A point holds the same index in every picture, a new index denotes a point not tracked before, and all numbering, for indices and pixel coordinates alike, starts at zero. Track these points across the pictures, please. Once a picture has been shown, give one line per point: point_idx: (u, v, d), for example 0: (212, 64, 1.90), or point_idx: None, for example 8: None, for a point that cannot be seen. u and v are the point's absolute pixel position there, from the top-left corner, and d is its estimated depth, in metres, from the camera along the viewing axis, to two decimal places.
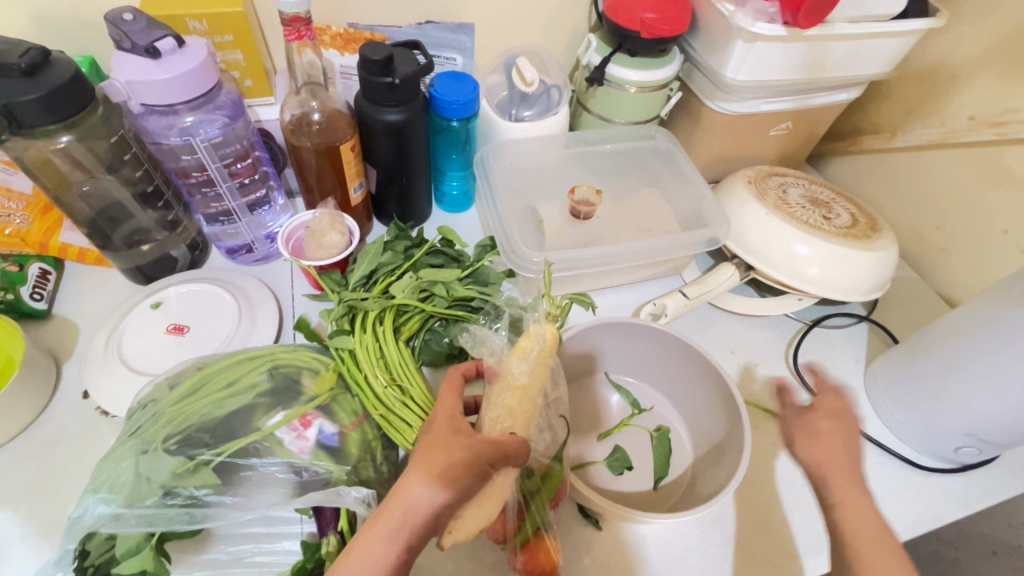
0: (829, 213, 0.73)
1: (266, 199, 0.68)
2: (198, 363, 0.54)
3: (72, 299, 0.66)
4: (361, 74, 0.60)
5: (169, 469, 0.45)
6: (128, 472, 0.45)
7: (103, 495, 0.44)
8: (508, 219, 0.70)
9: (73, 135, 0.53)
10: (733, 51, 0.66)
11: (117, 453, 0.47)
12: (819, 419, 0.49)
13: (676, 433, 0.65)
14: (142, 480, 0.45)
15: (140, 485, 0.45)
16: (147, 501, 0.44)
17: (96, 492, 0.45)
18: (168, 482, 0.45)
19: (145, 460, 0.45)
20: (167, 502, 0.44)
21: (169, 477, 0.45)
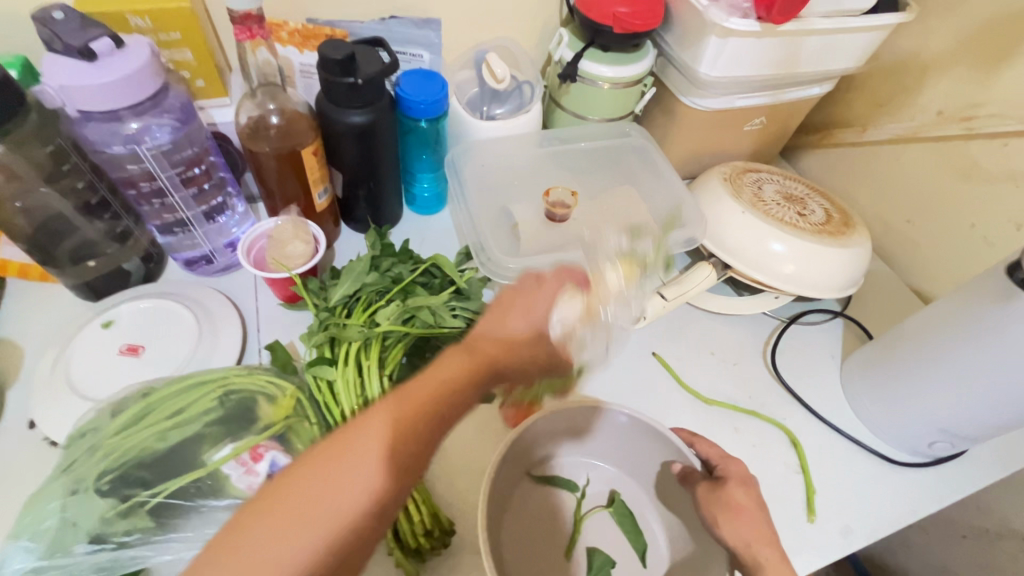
0: (804, 208, 0.73)
1: (224, 206, 0.64)
2: (144, 389, 0.50)
3: (15, 318, 0.62)
4: (321, 73, 0.57)
5: (98, 514, 0.43)
6: (54, 516, 0.43)
7: (25, 543, 0.43)
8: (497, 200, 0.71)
9: (3, 145, 0.49)
10: (707, 47, 0.65)
11: (45, 492, 0.44)
12: (734, 490, 0.49)
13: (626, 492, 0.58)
14: (68, 526, 0.43)
15: (67, 531, 0.43)
16: (74, 549, 0.42)
17: (20, 537, 0.43)
18: (96, 529, 0.43)
19: (72, 503, 0.43)
20: (97, 549, 0.43)
21: (98, 523, 0.43)
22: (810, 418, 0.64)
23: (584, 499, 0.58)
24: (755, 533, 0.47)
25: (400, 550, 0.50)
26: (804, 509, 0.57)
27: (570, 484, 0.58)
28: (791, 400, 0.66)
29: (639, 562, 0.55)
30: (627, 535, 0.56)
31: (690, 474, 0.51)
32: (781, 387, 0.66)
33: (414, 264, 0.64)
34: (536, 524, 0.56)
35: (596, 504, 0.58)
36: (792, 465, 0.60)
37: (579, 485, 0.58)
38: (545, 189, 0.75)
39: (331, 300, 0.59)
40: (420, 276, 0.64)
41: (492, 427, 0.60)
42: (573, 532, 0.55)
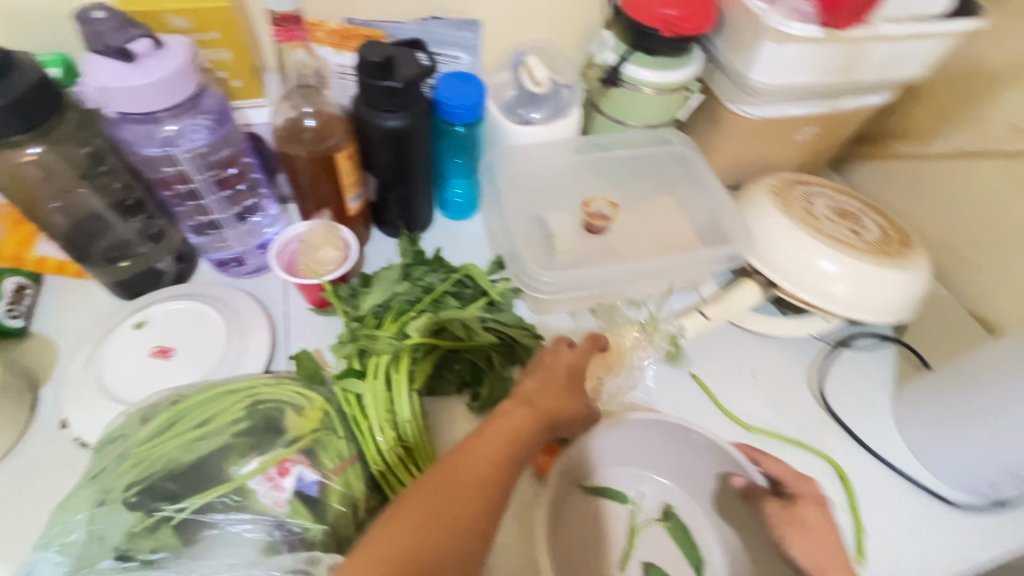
0: (858, 226, 0.69)
1: (256, 208, 0.64)
2: (174, 397, 0.51)
3: (52, 315, 0.62)
4: (360, 76, 0.55)
5: (125, 529, 0.43)
6: (81, 528, 0.43)
7: (52, 555, 0.43)
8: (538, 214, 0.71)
9: (44, 144, 0.48)
10: (762, 54, 0.61)
11: (75, 501, 0.45)
12: (806, 511, 0.50)
13: (680, 507, 0.56)
14: (95, 540, 0.43)
15: (94, 545, 0.43)
16: (98, 565, 0.42)
17: (49, 547, 0.43)
18: (122, 544, 0.42)
19: (100, 514, 0.43)
20: (120, 566, 0.42)
21: (123, 537, 0.42)
22: (860, 451, 0.61)
23: (637, 511, 0.56)
24: (823, 556, 0.48)
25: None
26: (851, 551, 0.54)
27: (620, 496, 0.56)
28: (838, 430, 0.62)
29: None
30: (683, 549, 0.54)
31: (754, 490, 0.52)
32: (828, 416, 0.63)
33: (446, 272, 0.62)
34: (584, 539, 0.54)
35: (650, 517, 0.56)
36: (839, 501, 0.57)
37: (630, 496, 0.57)
38: (584, 199, 0.73)
39: (362, 308, 0.58)
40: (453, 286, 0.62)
41: None
42: (627, 547, 0.54)
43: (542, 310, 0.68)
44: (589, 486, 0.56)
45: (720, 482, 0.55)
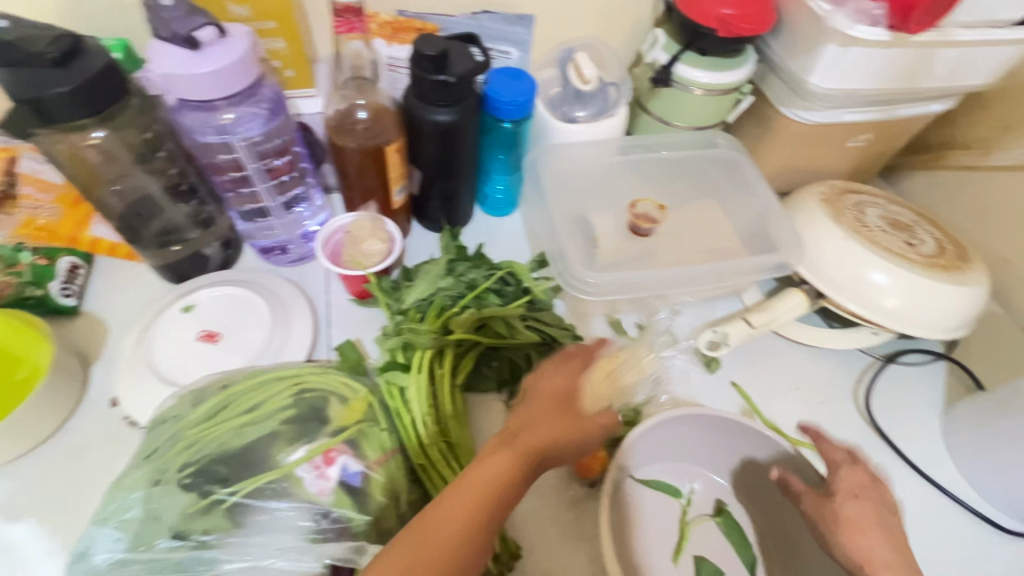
0: (913, 238, 0.66)
1: (303, 196, 0.64)
2: (222, 380, 0.52)
3: (102, 294, 0.64)
4: (413, 69, 0.55)
5: (180, 509, 0.44)
6: (137, 507, 0.45)
7: (108, 532, 0.44)
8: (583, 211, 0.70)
9: (108, 129, 0.49)
10: (822, 56, 0.59)
11: (129, 480, 0.47)
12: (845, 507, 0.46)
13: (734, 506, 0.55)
14: (151, 519, 0.44)
15: (150, 525, 0.44)
16: (154, 544, 0.43)
17: (104, 525, 0.45)
18: (177, 524, 0.44)
19: (155, 494, 0.45)
20: (175, 545, 0.44)
21: (178, 518, 0.44)
22: (906, 470, 0.59)
23: (689, 506, 0.55)
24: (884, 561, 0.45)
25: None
26: None
27: (672, 489, 0.55)
28: (885, 448, 0.60)
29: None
30: (737, 547, 0.53)
31: (810, 491, 0.50)
32: (873, 432, 0.61)
33: (489, 269, 0.62)
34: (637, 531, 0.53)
35: (702, 512, 0.55)
36: None
37: (683, 491, 0.55)
38: (631, 201, 0.72)
39: (406, 302, 0.58)
40: (495, 283, 0.62)
41: None
42: (679, 539, 0.53)
43: (581, 311, 0.67)
44: (642, 478, 0.55)
45: (767, 490, 0.54)
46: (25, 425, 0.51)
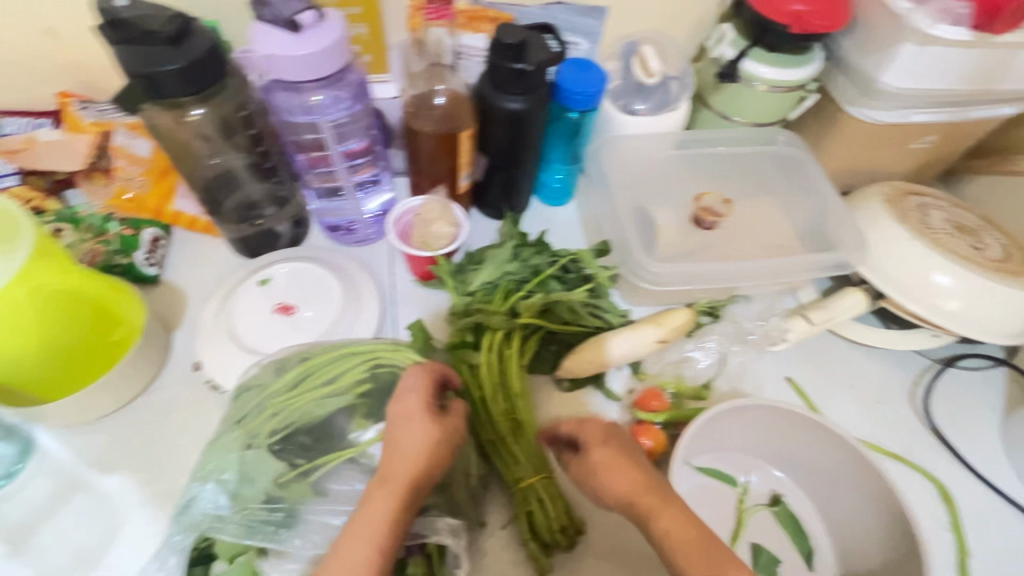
0: (978, 242, 0.65)
1: (374, 178, 0.66)
2: (301, 353, 0.54)
3: (180, 265, 0.67)
4: (491, 56, 0.56)
5: (271, 474, 0.47)
6: (233, 467, 0.47)
7: (209, 489, 0.46)
8: (643, 203, 0.71)
9: (205, 107, 0.51)
10: (899, 56, 0.60)
11: (223, 442, 0.49)
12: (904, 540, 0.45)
13: (792, 497, 0.57)
14: (246, 480, 0.47)
15: (245, 485, 0.46)
16: (251, 506, 0.46)
17: (204, 482, 0.47)
18: (269, 489, 0.46)
19: (249, 459, 0.47)
20: (269, 509, 0.46)
21: (271, 483, 0.46)
22: (964, 473, 0.59)
23: (746, 495, 0.56)
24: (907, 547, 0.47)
25: (535, 542, 0.51)
26: (954, 571, 0.53)
27: (731, 478, 0.57)
28: (942, 450, 0.60)
29: (806, 565, 0.53)
30: (792, 533, 0.55)
31: (872, 485, 0.51)
32: (931, 434, 0.61)
33: (552, 255, 0.63)
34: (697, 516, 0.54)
35: (759, 502, 0.56)
36: (941, 521, 0.56)
37: (740, 481, 0.57)
38: (695, 195, 0.73)
39: (472, 285, 0.60)
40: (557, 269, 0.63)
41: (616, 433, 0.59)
42: (736, 526, 0.54)
43: (637, 300, 0.68)
44: (697, 464, 0.57)
45: (826, 483, 0.55)
46: (119, 383, 0.54)
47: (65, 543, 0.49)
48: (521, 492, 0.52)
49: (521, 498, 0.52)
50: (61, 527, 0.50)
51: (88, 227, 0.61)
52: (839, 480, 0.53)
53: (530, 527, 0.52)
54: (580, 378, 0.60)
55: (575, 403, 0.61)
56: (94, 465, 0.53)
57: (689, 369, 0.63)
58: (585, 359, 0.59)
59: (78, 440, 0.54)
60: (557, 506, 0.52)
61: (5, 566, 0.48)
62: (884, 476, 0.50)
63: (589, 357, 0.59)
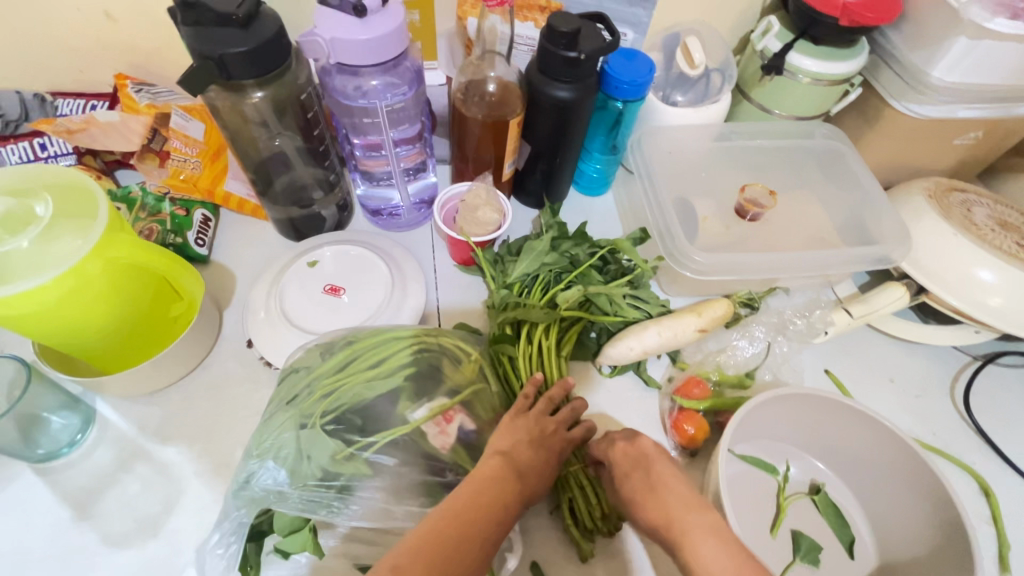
0: (1023, 238, 0.65)
1: (423, 165, 0.68)
2: (348, 335, 0.54)
3: (228, 247, 0.69)
4: (544, 44, 0.56)
5: (329, 452, 0.45)
6: (289, 445, 0.45)
7: (268, 466, 0.44)
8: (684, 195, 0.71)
9: (266, 91, 0.52)
10: (952, 48, 0.61)
11: (276, 422, 0.47)
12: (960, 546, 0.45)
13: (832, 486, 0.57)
14: (302, 458, 0.45)
15: (302, 462, 0.45)
16: (308, 484, 0.44)
17: (263, 460, 0.45)
18: (327, 466, 0.45)
19: (306, 437, 0.45)
20: (325, 486, 0.44)
21: (328, 460, 0.45)
22: (1004, 469, 0.59)
23: (786, 484, 0.57)
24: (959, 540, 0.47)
25: (576, 528, 0.51)
26: (995, 564, 0.54)
27: (772, 466, 0.57)
28: (982, 445, 0.61)
29: (846, 554, 0.54)
30: (832, 523, 0.55)
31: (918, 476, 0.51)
32: (970, 429, 0.61)
33: (590, 246, 0.64)
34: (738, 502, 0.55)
35: (799, 490, 0.57)
36: (981, 515, 0.56)
37: (781, 469, 0.58)
38: (739, 187, 0.72)
39: (511, 277, 0.61)
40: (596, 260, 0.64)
41: (655, 420, 0.60)
42: (777, 513, 0.55)
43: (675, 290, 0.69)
44: (738, 453, 0.57)
45: (867, 472, 0.56)
46: (177, 358, 0.55)
47: (128, 509, 0.51)
48: (562, 477, 0.53)
49: (562, 484, 0.53)
50: (124, 494, 0.51)
51: (143, 207, 0.63)
52: (881, 469, 0.54)
53: (571, 513, 0.52)
54: (618, 367, 0.61)
55: (615, 390, 0.62)
56: (153, 437, 0.55)
57: (728, 360, 0.64)
58: (625, 348, 0.59)
59: (137, 412, 0.56)
60: (597, 492, 0.52)
61: (72, 529, 0.50)
62: (930, 468, 0.50)
63: (630, 346, 0.59)
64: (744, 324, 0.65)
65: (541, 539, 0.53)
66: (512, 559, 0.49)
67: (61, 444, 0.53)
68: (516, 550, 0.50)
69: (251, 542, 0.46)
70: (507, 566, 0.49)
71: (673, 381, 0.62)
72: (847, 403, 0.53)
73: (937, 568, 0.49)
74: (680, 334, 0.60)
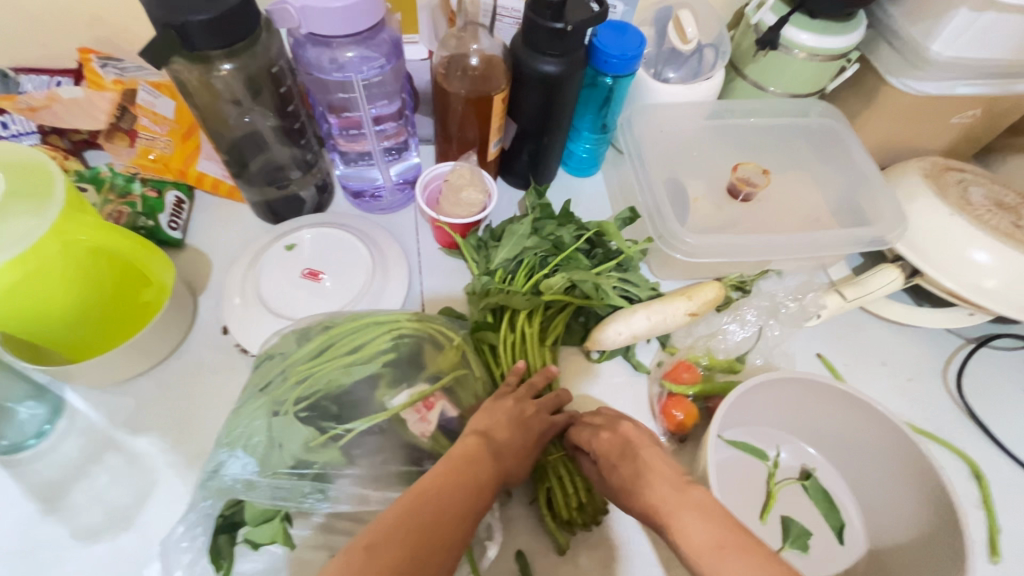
0: (1020, 219, 0.64)
1: (405, 145, 0.66)
2: (326, 320, 0.53)
3: (202, 230, 0.66)
4: (528, 14, 0.54)
5: (303, 440, 0.43)
6: (260, 434, 0.43)
7: (238, 455, 0.43)
8: (676, 176, 0.69)
9: (235, 63, 0.50)
10: (951, 22, 0.58)
11: (248, 410, 0.45)
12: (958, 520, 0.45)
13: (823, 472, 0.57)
14: (274, 446, 0.43)
15: (273, 451, 0.43)
16: (279, 472, 0.42)
17: (232, 449, 0.43)
18: (299, 454, 0.43)
19: (277, 424, 0.44)
20: (298, 475, 0.42)
21: (301, 448, 0.43)
22: (995, 452, 0.59)
23: (776, 469, 0.56)
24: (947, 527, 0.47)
25: (552, 518, 0.50)
26: (985, 548, 0.53)
27: (761, 452, 0.56)
28: (974, 429, 0.60)
29: (836, 539, 0.53)
30: (822, 510, 0.54)
31: (910, 460, 0.50)
32: (963, 413, 0.61)
33: (576, 228, 0.61)
34: (727, 487, 0.54)
35: (789, 476, 0.56)
36: (972, 499, 0.56)
37: (770, 456, 0.57)
38: (732, 167, 0.71)
39: (494, 263, 0.59)
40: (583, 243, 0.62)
41: (643, 405, 0.59)
42: (767, 500, 0.54)
43: (666, 272, 0.67)
44: (727, 438, 0.56)
45: (858, 457, 0.55)
46: (147, 347, 0.53)
47: (98, 502, 0.49)
48: (542, 467, 0.52)
49: (541, 473, 0.52)
50: (94, 487, 0.50)
51: (111, 187, 0.59)
52: (874, 454, 0.53)
53: (549, 503, 0.51)
54: (606, 353, 0.60)
55: (603, 375, 0.61)
56: (124, 427, 0.53)
57: (719, 344, 0.62)
58: (614, 334, 0.57)
59: (108, 401, 0.54)
60: (575, 483, 0.51)
61: (40, 523, 0.48)
62: (922, 453, 0.49)
63: (618, 331, 0.57)
64: (735, 307, 0.63)
65: (526, 527, 0.52)
66: (492, 549, 0.48)
67: (27, 435, 0.51)
68: (496, 539, 0.48)
69: (223, 534, 0.44)
70: (487, 556, 0.48)
71: (662, 366, 0.61)
72: (842, 388, 0.51)
73: (928, 554, 0.48)
74: (670, 318, 0.58)
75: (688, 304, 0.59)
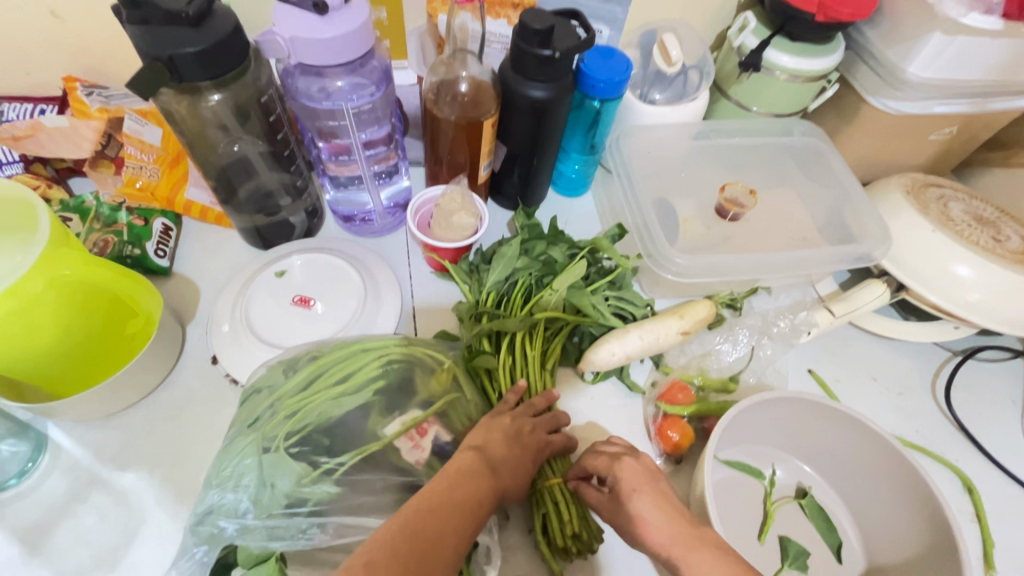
0: (999, 233, 0.65)
1: (395, 168, 0.66)
2: (313, 349, 0.52)
3: (190, 257, 0.65)
4: (516, 41, 0.54)
5: (293, 478, 0.42)
6: (250, 473, 0.42)
7: (228, 496, 0.42)
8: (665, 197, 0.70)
9: (224, 93, 0.50)
10: (927, 44, 0.60)
11: (236, 448, 0.44)
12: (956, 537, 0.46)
13: (818, 490, 0.57)
14: (265, 486, 0.42)
15: (264, 492, 0.42)
16: (273, 513, 0.41)
17: (222, 490, 0.42)
18: (292, 492, 0.42)
19: (268, 462, 0.43)
20: (293, 513, 0.42)
21: (292, 486, 0.42)
22: (985, 464, 0.59)
23: (773, 488, 0.56)
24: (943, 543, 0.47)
25: (547, 546, 0.49)
26: (980, 563, 0.53)
27: (758, 471, 0.56)
28: (964, 441, 0.61)
29: (835, 558, 0.53)
30: (820, 528, 0.54)
31: (906, 475, 0.50)
32: (952, 425, 0.61)
33: (568, 248, 0.62)
34: (727, 509, 0.54)
35: (786, 495, 0.56)
36: (965, 512, 0.56)
37: (766, 474, 0.57)
38: (720, 187, 0.72)
39: (487, 285, 0.59)
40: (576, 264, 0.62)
41: (639, 426, 0.59)
42: (764, 518, 0.54)
43: (659, 290, 0.67)
44: (723, 458, 0.56)
45: (852, 473, 0.55)
46: (134, 379, 0.52)
47: (84, 544, 0.47)
48: (538, 493, 0.51)
49: (537, 499, 0.51)
50: (79, 527, 0.48)
51: (97, 217, 0.60)
52: (869, 469, 0.54)
53: (545, 529, 0.50)
54: (601, 374, 0.59)
55: (598, 397, 0.61)
56: (111, 463, 0.51)
57: (711, 361, 0.63)
58: (607, 354, 0.57)
59: (94, 436, 0.53)
60: (574, 510, 0.49)
61: (23, 567, 0.46)
62: (917, 469, 0.49)
63: (613, 352, 0.57)
64: (728, 326, 0.64)
65: (525, 555, 0.51)
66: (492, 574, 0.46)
67: (9, 474, 0.49)
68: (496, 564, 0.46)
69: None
70: None
71: (657, 387, 0.61)
72: (835, 406, 0.52)
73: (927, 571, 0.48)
74: (664, 337, 0.58)
75: (681, 322, 0.59)
